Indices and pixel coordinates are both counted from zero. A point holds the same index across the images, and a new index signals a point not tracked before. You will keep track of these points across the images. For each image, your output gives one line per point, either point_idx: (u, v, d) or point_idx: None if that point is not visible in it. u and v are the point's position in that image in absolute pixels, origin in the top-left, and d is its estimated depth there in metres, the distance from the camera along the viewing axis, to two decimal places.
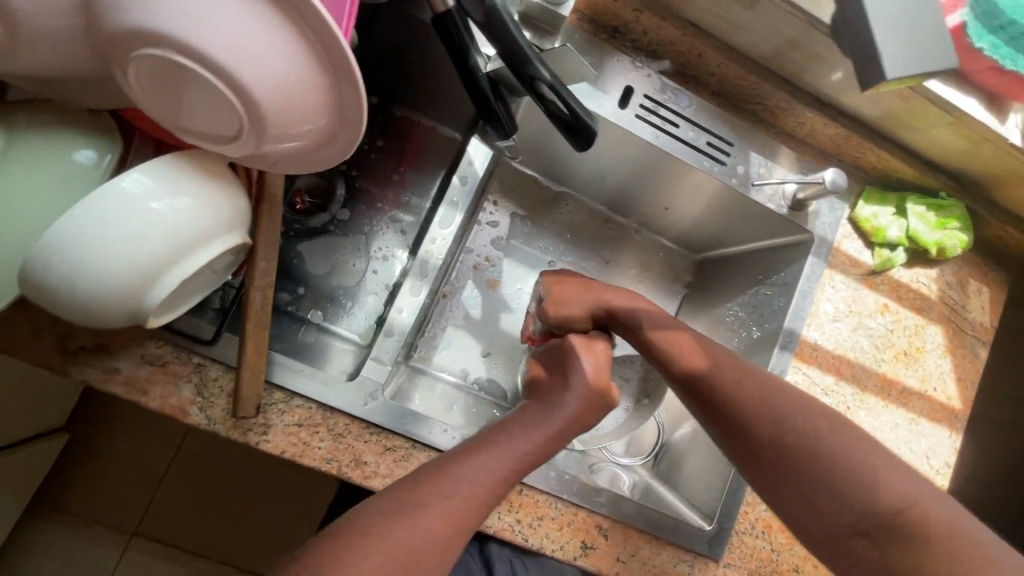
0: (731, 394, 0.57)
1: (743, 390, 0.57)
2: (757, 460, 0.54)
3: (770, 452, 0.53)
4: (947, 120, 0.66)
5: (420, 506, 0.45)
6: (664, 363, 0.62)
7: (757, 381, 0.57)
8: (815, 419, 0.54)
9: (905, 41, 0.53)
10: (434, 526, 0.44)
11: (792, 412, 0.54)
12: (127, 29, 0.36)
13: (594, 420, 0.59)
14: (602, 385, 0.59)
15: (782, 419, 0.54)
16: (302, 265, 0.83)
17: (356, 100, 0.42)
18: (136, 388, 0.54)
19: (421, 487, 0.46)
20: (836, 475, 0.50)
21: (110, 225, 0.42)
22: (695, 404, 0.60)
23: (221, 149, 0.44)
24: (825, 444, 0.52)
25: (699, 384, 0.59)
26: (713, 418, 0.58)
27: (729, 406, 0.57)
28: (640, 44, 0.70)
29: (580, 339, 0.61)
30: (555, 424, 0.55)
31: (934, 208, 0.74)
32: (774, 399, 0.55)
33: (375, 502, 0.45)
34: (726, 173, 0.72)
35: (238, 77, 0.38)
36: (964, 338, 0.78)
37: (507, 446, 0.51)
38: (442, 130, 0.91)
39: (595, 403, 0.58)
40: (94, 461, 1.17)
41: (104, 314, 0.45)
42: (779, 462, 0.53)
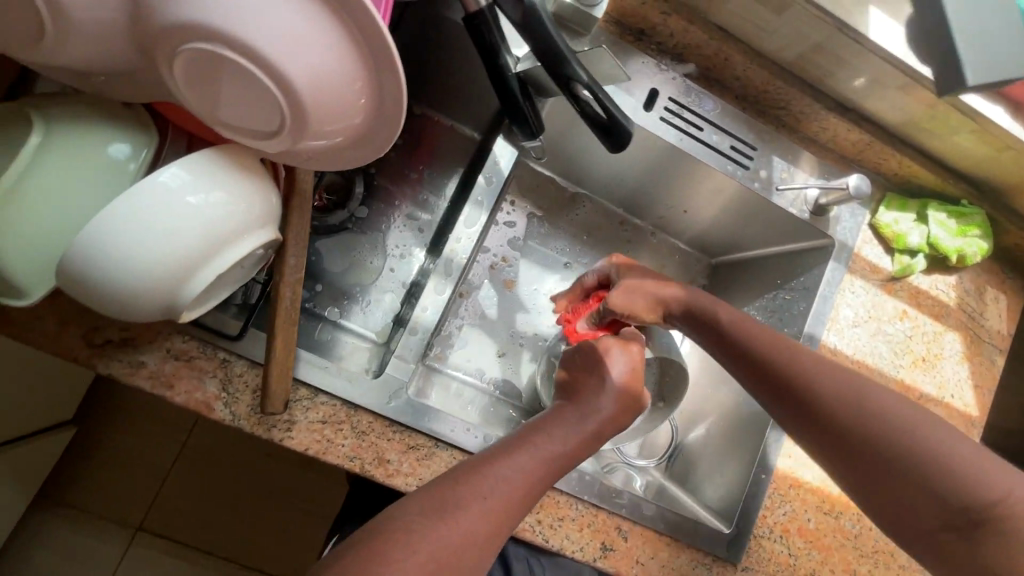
0: (791, 371, 0.58)
1: (807, 368, 0.58)
2: (819, 433, 0.56)
3: (832, 426, 0.55)
4: (970, 128, 0.66)
5: (458, 506, 0.45)
6: (721, 342, 0.64)
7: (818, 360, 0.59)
8: (879, 393, 0.55)
9: (984, 48, 0.56)
10: (473, 526, 0.45)
11: (858, 387, 0.56)
12: (176, 23, 0.37)
13: (619, 422, 0.58)
14: (632, 386, 0.59)
15: (845, 396, 0.55)
16: (320, 262, 0.83)
17: (397, 96, 0.42)
18: (162, 382, 0.54)
19: (461, 487, 0.46)
20: (896, 448, 0.52)
21: (148, 219, 0.42)
22: (751, 381, 0.61)
23: (260, 145, 0.44)
24: (889, 419, 0.53)
25: (757, 362, 0.60)
26: (771, 394, 0.59)
27: (791, 383, 0.58)
28: (666, 47, 0.70)
29: (617, 339, 0.62)
30: (586, 430, 0.55)
31: (955, 215, 0.75)
32: (839, 376, 0.57)
33: (413, 501, 0.45)
34: (749, 177, 0.72)
35: (285, 74, 0.38)
36: (981, 345, 0.78)
37: (536, 446, 0.52)
38: (461, 129, 0.91)
39: (625, 404, 0.58)
40: (102, 455, 1.17)
41: (140, 308, 0.45)
42: (842, 434, 0.54)
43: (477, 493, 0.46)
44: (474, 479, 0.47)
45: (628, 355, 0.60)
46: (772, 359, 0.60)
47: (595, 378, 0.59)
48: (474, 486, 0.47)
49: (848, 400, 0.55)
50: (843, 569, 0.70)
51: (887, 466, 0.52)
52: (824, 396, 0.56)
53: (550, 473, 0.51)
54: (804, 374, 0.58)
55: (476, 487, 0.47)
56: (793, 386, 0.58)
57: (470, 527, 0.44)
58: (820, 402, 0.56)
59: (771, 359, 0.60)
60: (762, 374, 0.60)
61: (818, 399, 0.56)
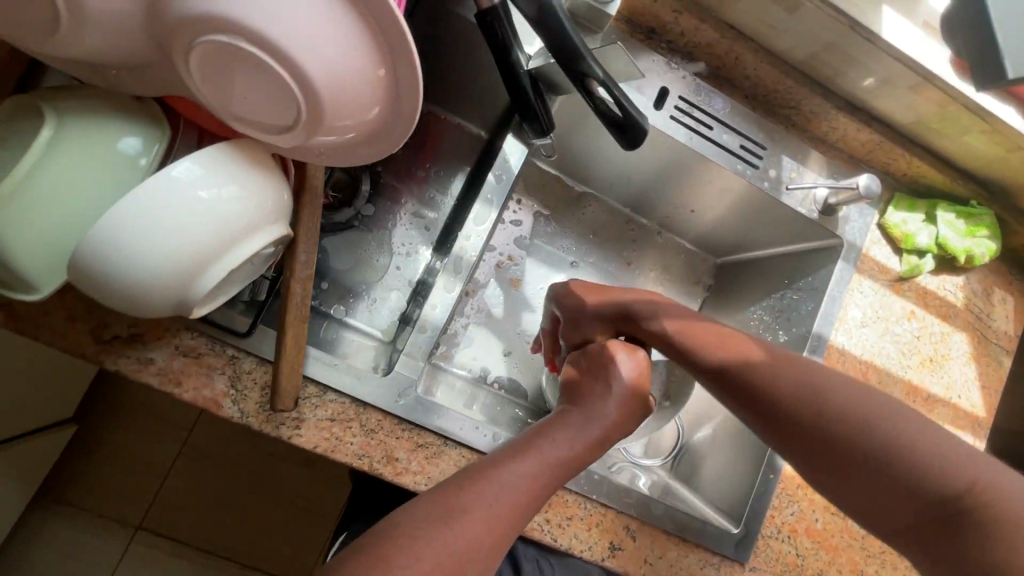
0: (749, 369, 0.55)
1: (765, 365, 0.54)
2: (785, 431, 0.52)
3: (799, 421, 0.51)
4: (980, 128, 0.66)
5: (467, 510, 0.45)
6: (673, 347, 0.60)
7: (777, 356, 0.55)
8: (838, 381, 0.52)
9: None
10: (480, 532, 0.44)
11: (817, 378, 0.52)
12: (193, 15, 0.36)
13: (630, 421, 0.58)
14: (643, 389, 0.58)
15: (807, 387, 0.52)
16: (326, 260, 0.82)
17: (412, 91, 0.41)
18: (170, 379, 0.54)
19: (466, 492, 0.46)
20: (861, 436, 0.48)
21: (160, 212, 0.41)
22: (712, 385, 0.57)
23: (274, 139, 0.44)
24: (851, 407, 0.50)
25: (713, 365, 0.57)
26: (733, 395, 0.55)
27: (753, 381, 0.54)
28: (676, 46, 0.70)
29: (625, 343, 0.61)
30: (597, 432, 0.54)
31: (964, 216, 0.75)
32: (799, 369, 0.53)
33: (420, 506, 0.44)
34: (758, 177, 0.72)
35: (303, 67, 0.38)
36: (988, 346, 0.78)
37: (546, 447, 0.51)
38: (468, 127, 0.91)
39: (636, 406, 0.57)
40: (103, 453, 1.16)
41: (151, 303, 0.45)
42: (808, 429, 0.51)
43: (484, 498, 0.46)
44: (480, 483, 0.47)
45: (639, 360, 0.59)
46: (730, 360, 0.56)
47: (604, 379, 0.58)
48: (480, 489, 0.46)
49: (809, 392, 0.51)
50: (850, 570, 0.70)
51: (855, 457, 0.48)
52: (786, 390, 0.52)
53: (561, 472, 0.51)
54: (761, 371, 0.54)
55: (483, 491, 0.46)
56: (752, 385, 0.54)
57: (479, 531, 0.44)
58: (782, 397, 0.52)
59: (729, 360, 0.56)
60: (720, 376, 0.56)
61: (782, 394, 0.52)
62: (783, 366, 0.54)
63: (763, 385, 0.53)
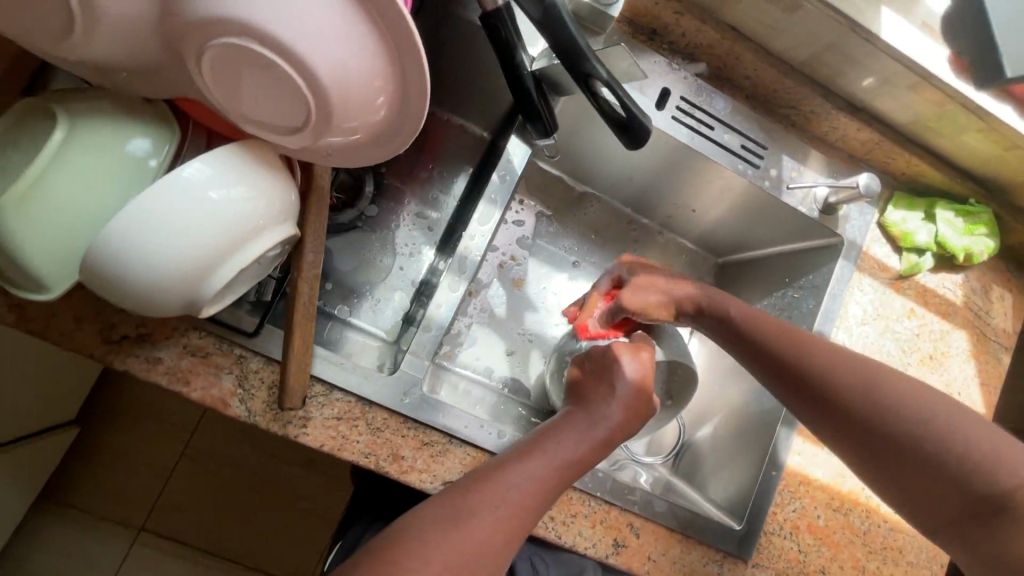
0: (804, 362, 0.58)
1: (819, 357, 0.58)
2: (833, 420, 0.57)
3: (848, 412, 0.55)
4: (978, 127, 0.67)
5: (471, 513, 0.45)
6: (732, 338, 0.64)
7: (830, 349, 0.59)
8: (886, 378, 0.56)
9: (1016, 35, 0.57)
10: (485, 534, 0.45)
11: (866, 371, 0.56)
12: (206, 18, 0.37)
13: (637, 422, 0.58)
14: (647, 390, 0.58)
15: (857, 381, 0.56)
16: (330, 261, 0.83)
17: (419, 93, 0.42)
18: (178, 378, 0.54)
19: (471, 495, 0.46)
20: (910, 431, 0.53)
21: (171, 214, 0.42)
22: (765, 375, 0.61)
23: (282, 140, 0.44)
24: (899, 401, 0.54)
25: (768, 356, 0.61)
26: (786, 384, 0.59)
27: (805, 373, 0.58)
28: (677, 47, 0.70)
29: (627, 345, 0.60)
30: (600, 434, 0.55)
31: (962, 214, 0.75)
32: (848, 362, 0.57)
33: (426, 509, 0.45)
34: (760, 176, 0.73)
35: (312, 69, 0.38)
36: (987, 344, 0.79)
37: (551, 447, 0.52)
38: (472, 128, 0.91)
39: (638, 409, 0.58)
40: (106, 454, 1.17)
41: (160, 303, 0.45)
42: (857, 420, 0.55)
43: (488, 501, 0.46)
44: (484, 485, 0.47)
45: (642, 363, 0.59)
46: (785, 352, 0.60)
47: (609, 381, 0.58)
48: (485, 491, 0.47)
49: (858, 385, 0.56)
50: (852, 566, 0.70)
51: (902, 449, 0.53)
52: (839, 383, 0.56)
53: (565, 471, 0.51)
54: (813, 363, 0.58)
55: (488, 493, 0.47)
56: (808, 379, 0.58)
57: (483, 534, 0.44)
58: (834, 388, 0.56)
59: (785, 352, 0.60)
60: (775, 367, 0.60)
61: (833, 386, 0.56)
62: (836, 359, 0.58)
63: (815, 377, 0.57)
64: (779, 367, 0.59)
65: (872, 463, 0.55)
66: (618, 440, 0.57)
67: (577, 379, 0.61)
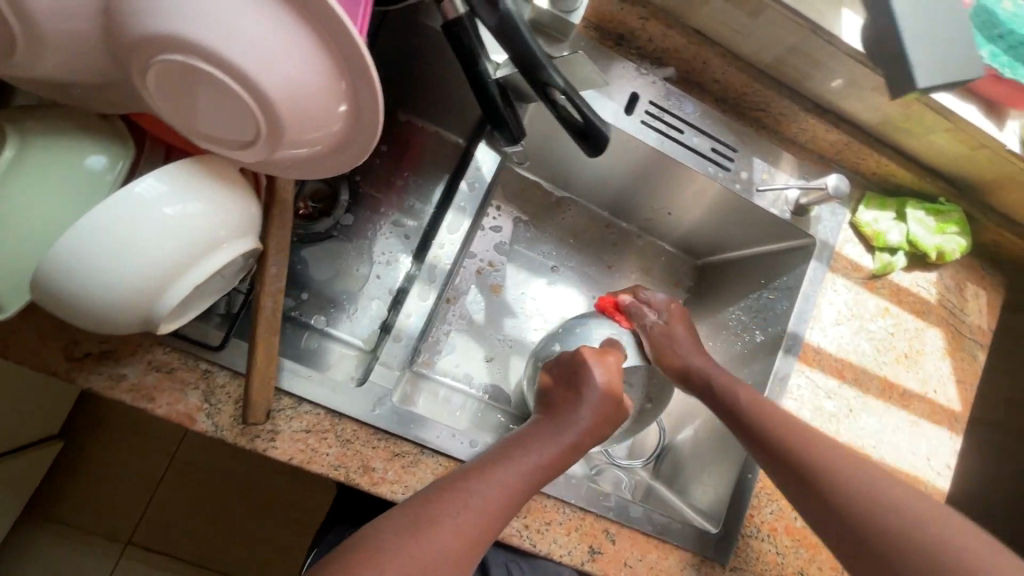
0: (798, 452, 0.59)
1: (804, 441, 0.60)
2: (822, 515, 0.56)
3: (835, 506, 0.55)
4: (945, 127, 0.67)
5: (437, 520, 0.45)
6: (735, 426, 0.65)
7: (823, 441, 0.60)
8: (874, 478, 0.55)
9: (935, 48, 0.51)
10: (447, 545, 0.44)
11: (856, 470, 0.56)
12: (147, 36, 0.36)
13: (606, 430, 0.58)
14: (615, 397, 0.59)
15: (845, 476, 0.56)
16: (306, 271, 0.82)
17: (372, 106, 0.42)
18: (143, 395, 0.54)
19: (436, 503, 0.46)
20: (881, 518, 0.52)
21: (124, 230, 0.42)
22: (761, 461, 0.62)
23: (235, 155, 0.44)
24: (882, 497, 0.53)
25: (765, 443, 0.62)
26: (780, 473, 0.60)
27: (796, 461, 0.59)
28: (645, 51, 0.70)
29: (592, 351, 0.60)
30: (569, 438, 0.55)
31: (933, 213, 0.76)
32: (836, 459, 0.58)
33: (390, 518, 0.45)
34: (730, 179, 0.73)
35: (258, 83, 0.38)
36: (962, 341, 0.79)
37: (519, 457, 0.52)
38: (447, 136, 0.91)
39: (607, 415, 0.58)
40: (90, 468, 1.16)
41: (116, 320, 0.45)
42: (844, 518, 0.54)
43: (451, 510, 0.46)
44: (452, 494, 0.47)
45: (608, 370, 0.59)
46: (778, 437, 0.61)
47: (577, 391, 0.58)
48: (450, 498, 0.46)
49: (846, 480, 0.56)
50: (831, 567, 0.70)
51: (886, 554, 0.51)
52: (829, 475, 0.56)
53: (532, 481, 0.51)
54: (804, 453, 0.59)
55: (451, 502, 0.46)
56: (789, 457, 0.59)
57: (446, 542, 0.44)
58: (823, 482, 0.57)
59: (779, 439, 0.61)
60: (770, 456, 0.61)
61: (822, 477, 0.57)
62: (827, 453, 0.58)
63: (806, 470, 0.58)
64: (774, 456, 0.61)
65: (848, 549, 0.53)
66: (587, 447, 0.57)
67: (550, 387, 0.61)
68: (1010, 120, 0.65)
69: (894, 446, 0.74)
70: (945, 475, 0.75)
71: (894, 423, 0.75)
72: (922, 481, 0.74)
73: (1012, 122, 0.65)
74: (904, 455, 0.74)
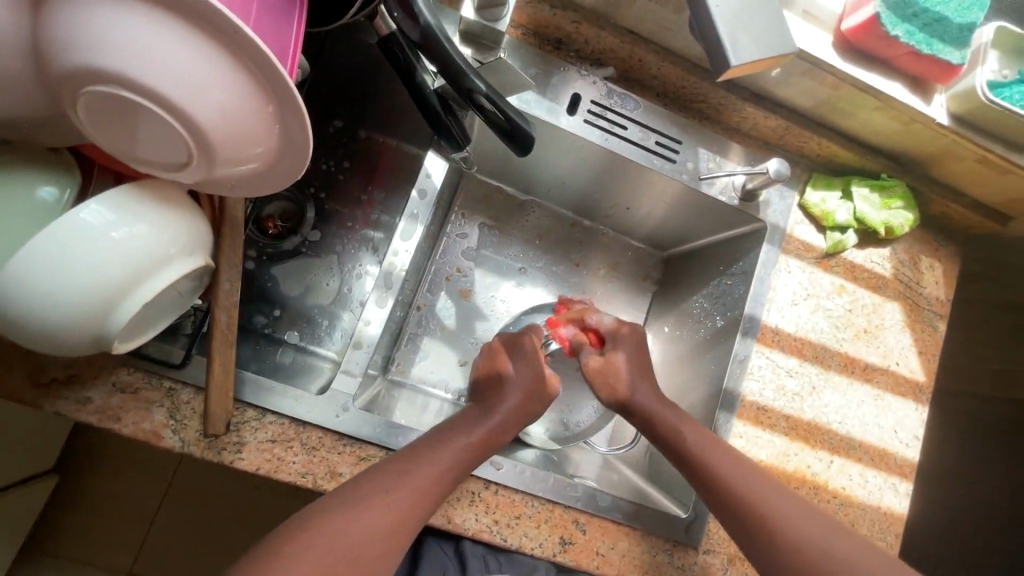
0: (707, 460, 0.64)
1: (698, 441, 0.66)
2: (750, 544, 0.60)
3: (761, 536, 0.59)
4: (876, 105, 0.69)
5: (361, 503, 0.52)
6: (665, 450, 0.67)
7: (751, 469, 0.64)
8: (789, 506, 0.61)
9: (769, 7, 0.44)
10: (377, 520, 0.52)
11: (777, 499, 0.61)
12: (73, 69, 0.39)
13: (533, 408, 0.69)
14: (536, 374, 0.69)
15: (772, 508, 0.60)
16: (276, 288, 0.78)
17: (301, 122, 0.45)
18: (109, 415, 0.56)
19: (368, 481, 0.54)
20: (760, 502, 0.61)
21: (71, 256, 0.44)
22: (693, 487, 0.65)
23: (175, 176, 0.47)
24: (757, 489, 0.62)
25: (677, 447, 0.66)
26: (715, 505, 0.63)
27: (730, 490, 0.62)
28: (584, 54, 0.74)
29: (510, 336, 0.74)
30: (489, 425, 0.64)
31: (877, 189, 0.78)
32: (763, 489, 0.62)
33: (336, 497, 0.53)
34: (677, 170, 0.75)
35: (183, 107, 0.40)
36: (920, 312, 0.80)
37: (443, 443, 0.59)
38: (416, 152, 0.82)
39: (531, 391, 0.68)
40: (85, 502, 1.16)
41: (70, 341, 0.47)
42: (729, 502, 0.62)
43: (381, 486, 0.54)
44: (378, 479, 0.54)
45: (526, 349, 0.71)
46: (716, 467, 0.63)
47: (503, 377, 0.70)
48: (378, 483, 0.54)
49: (771, 510, 0.60)
50: None
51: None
52: (761, 508, 0.60)
53: (462, 466, 0.59)
54: (737, 484, 0.62)
55: (382, 480, 0.54)
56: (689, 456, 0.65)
57: (372, 522, 0.52)
58: (752, 513, 0.60)
59: (694, 451, 0.65)
60: (702, 486, 0.63)
61: (753, 511, 0.60)
62: (758, 482, 0.62)
63: (740, 503, 0.61)
64: (708, 485, 0.63)
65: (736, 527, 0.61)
66: (515, 426, 0.66)
67: (493, 365, 0.72)
68: (936, 94, 0.67)
69: (860, 420, 0.75)
70: (914, 446, 0.76)
71: (858, 398, 0.76)
72: (891, 453, 0.75)
73: (939, 96, 0.67)
74: (869, 428, 0.75)
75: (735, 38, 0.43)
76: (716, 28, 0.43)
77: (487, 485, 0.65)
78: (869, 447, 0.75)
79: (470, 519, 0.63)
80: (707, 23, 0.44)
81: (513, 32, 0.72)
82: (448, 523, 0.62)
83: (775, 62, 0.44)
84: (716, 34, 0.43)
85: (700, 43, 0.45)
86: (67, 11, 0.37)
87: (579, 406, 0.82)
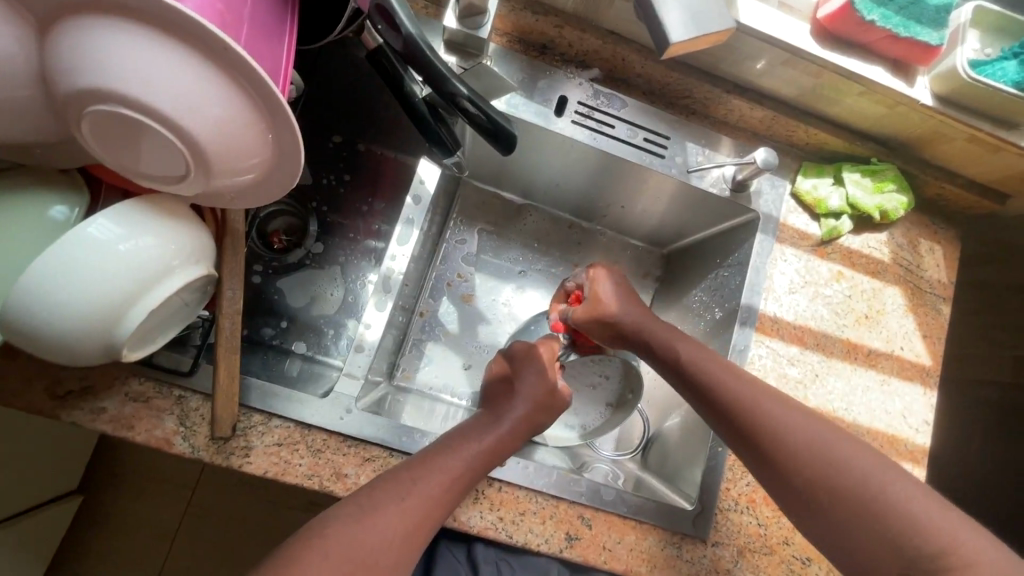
0: (779, 432, 0.57)
1: (772, 413, 0.59)
2: (835, 527, 0.53)
3: (845, 520, 0.52)
4: (859, 90, 0.70)
5: (379, 510, 0.53)
6: (728, 419, 0.61)
7: (816, 423, 0.58)
8: (884, 473, 0.52)
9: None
10: (391, 529, 0.53)
11: (848, 459, 0.54)
12: (77, 91, 0.42)
13: (542, 419, 0.69)
14: (547, 386, 0.70)
15: (856, 470, 0.53)
16: (282, 301, 0.80)
17: (291, 133, 0.47)
18: (123, 424, 0.58)
19: (378, 494, 0.54)
20: (842, 485, 0.53)
21: (79, 267, 0.46)
22: (737, 446, 0.61)
23: (175, 188, 0.49)
24: (841, 458, 0.54)
25: (743, 421, 0.60)
26: (777, 475, 0.57)
27: (779, 451, 0.57)
28: (569, 56, 0.76)
29: (524, 344, 0.74)
30: (503, 428, 0.65)
31: (869, 173, 0.78)
32: (831, 449, 0.55)
33: (342, 509, 0.53)
34: (667, 165, 0.77)
35: (178, 122, 0.43)
36: (923, 296, 0.80)
37: (455, 450, 0.60)
38: (411, 162, 0.85)
39: (539, 403, 0.69)
40: (109, 522, 1.18)
41: (83, 351, 0.49)
42: (809, 480, 0.55)
43: (392, 498, 0.54)
44: (392, 486, 0.55)
45: (538, 362, 0.71)
46: (779, 432, 0.57)
47: (511, 384, 0.71)
48: (390, 490, 0.55)
49: (834, 474, 0.54)
50: None
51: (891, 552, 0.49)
52: (832, 474, 0.54)
53: (469, 476, 0.60)
54: (801, 447, 0.56)
55: (392, 490, 0.55)
56: (755, 430, 0.59)
57: (384, 530, 0.52)
58: (804, 479, 0.55)
59: (765, 420, 0.59)
60: (767, 460, 0.58)
61: (839, 489, 0.53)
62: (816, 439, 0.56)
63: (812, 477, 0.54)
64: (760, 450, 0.58)
65: (817, 513, 0.54)
66: (524, 432, 0.67)
67: (507, 372, 0.73)
68: (919, 77, 0.68)
69: (867, 408, 0.74)
70: (924, 431, 0.74)
71: (863, 385, 0.75)
72: (901, 439, 0.74)
73: (922, 79, 0.68)
74: (877, 414, 0.74)
75: (678, 17, 0.48)
76: (655, 10, 0.48)
77: (491, 483, 0.66)
78: (878, 433, 0.73)
79: (475, 517, 0.64)
80: (649, 7, 0.48)
81: (499, 40, 0.74)
82: (453, 522, 0.63)
83: (715, 37, 0.49)
84: (657, 14, 0.48)
85: (644, 22, 0.50)
86: (70, 36, 0.40)
87: (587, 410, 0.81)
